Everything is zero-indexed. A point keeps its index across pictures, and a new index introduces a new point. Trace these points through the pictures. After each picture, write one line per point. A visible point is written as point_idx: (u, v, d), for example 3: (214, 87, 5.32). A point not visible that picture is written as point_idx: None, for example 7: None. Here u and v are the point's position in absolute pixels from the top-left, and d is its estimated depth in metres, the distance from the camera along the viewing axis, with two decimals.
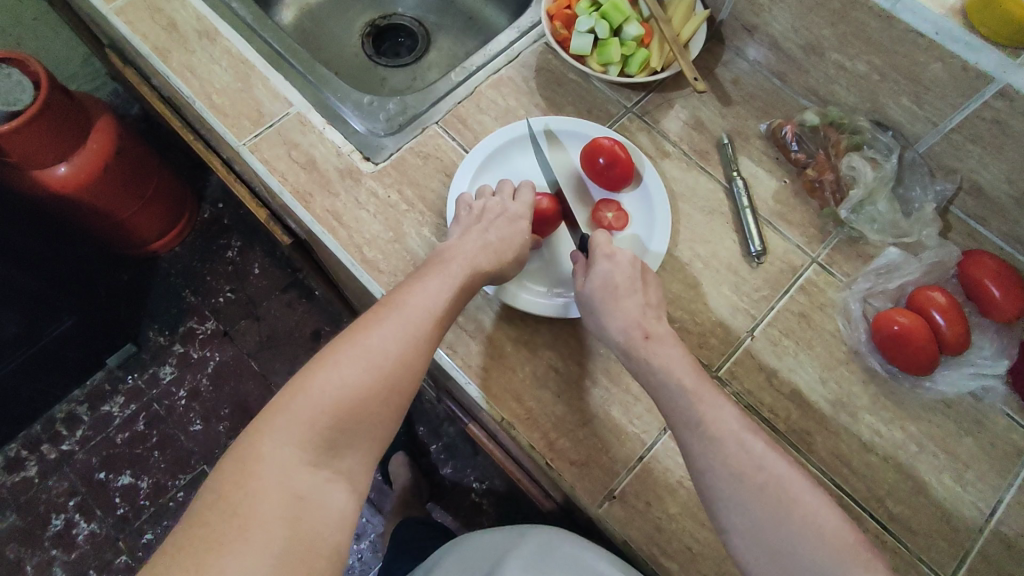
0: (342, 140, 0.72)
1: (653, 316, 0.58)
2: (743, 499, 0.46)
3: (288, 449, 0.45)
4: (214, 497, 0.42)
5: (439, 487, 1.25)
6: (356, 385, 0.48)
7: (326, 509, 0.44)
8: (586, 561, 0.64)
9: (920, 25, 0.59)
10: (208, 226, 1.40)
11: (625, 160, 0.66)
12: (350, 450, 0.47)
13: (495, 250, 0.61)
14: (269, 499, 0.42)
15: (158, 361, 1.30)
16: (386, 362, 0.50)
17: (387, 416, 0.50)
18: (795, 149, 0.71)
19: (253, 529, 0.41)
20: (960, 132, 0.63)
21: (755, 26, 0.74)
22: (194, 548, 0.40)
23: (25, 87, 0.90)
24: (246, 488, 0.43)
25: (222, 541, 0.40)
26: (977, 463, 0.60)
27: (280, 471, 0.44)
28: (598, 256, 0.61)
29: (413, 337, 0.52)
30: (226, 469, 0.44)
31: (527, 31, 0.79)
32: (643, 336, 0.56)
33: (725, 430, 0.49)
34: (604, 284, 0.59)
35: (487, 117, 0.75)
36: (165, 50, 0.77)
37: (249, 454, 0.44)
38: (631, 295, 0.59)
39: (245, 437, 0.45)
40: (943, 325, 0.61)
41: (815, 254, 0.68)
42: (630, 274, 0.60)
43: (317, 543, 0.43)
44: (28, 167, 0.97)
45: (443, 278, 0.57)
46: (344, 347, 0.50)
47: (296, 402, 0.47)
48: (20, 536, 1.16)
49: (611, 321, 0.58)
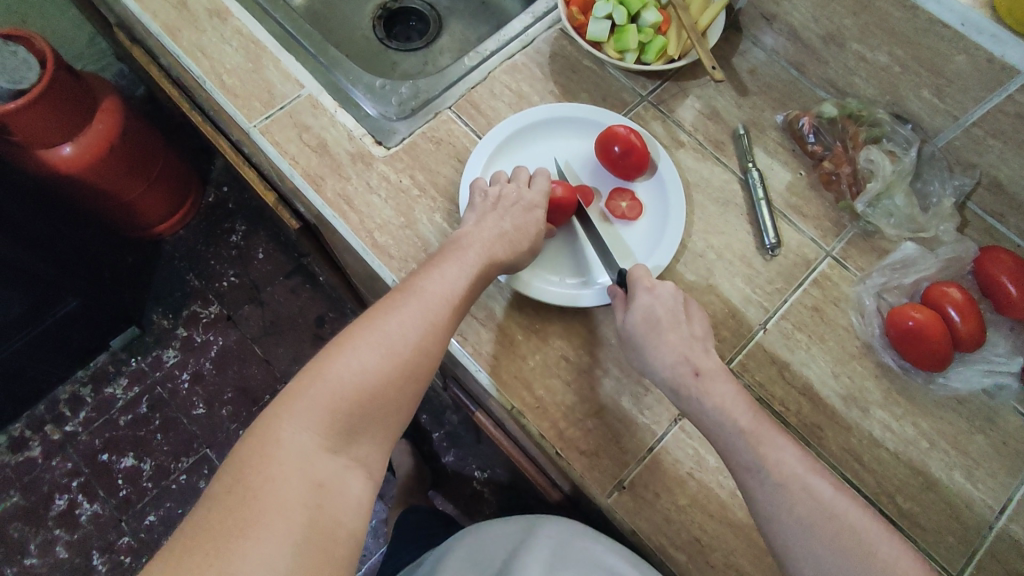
0: (354, 123, 0.72)
1: (700, 350, 0.57)
2: (816, 547, 0.46)
3: (307, 435, 0.44)
4: (232, 481, 0.42)
5: (441, 475, 1.25)
6: (374, 371, 0.48)
7: (345, 495, 0.44)
8: (601, 559, 0.65)
9: (945, 16, 0.57)
10: (213, 209, 1.40)
11: (641, 148, 0.66)
12: (366, 437, 0.47)
13: (511, 240, 0.61)
14: (289, 484, 0.42)
15: (162, 344, 1.30)
16: (404, 350, 0.50)
17: (403, 403, 0.50)
18: (811, 141, 0.71)
19: (275, 514, 0.41)
20: (981, 126, 0.62)
21: (773, 15, 0.72)
22: (214, 531, 0.39)
23: (30, 66, 0.89)
24: (265, 472, 0.42)
25: (243, 525, 0.40)
26: (988, 461, 0.60)
27: (300, 457, 0.44)
28: (639, 288, 0.59)
29: (432, 324, 0.52)
30: (244, 452, 0.43)
31: (542, 16, 0.78)
32: (692, 374, 0.55)
33: (789, 474, 0.49)
34: (647, 318, 0.58)
35: (501, 103, 0.74)
36: (176, 29, 0.76)
37: (267, 438, 0.44)
38: (677, 330, 0.57)
39: (262, 421, 0.45)
40: (958, 321, 0.61)
41: (830, 248, 0.68)
42: (672, 307, 0.58)
43: (337, 529, 0.43)
44: (34, 147, 0.96)
45: (461, 266, 0.57)
46: (362, 333, 0.49)
47: (314, 387, 0.46)
48: (24, 515, 1.17)
49: (658, 358, 0.56)
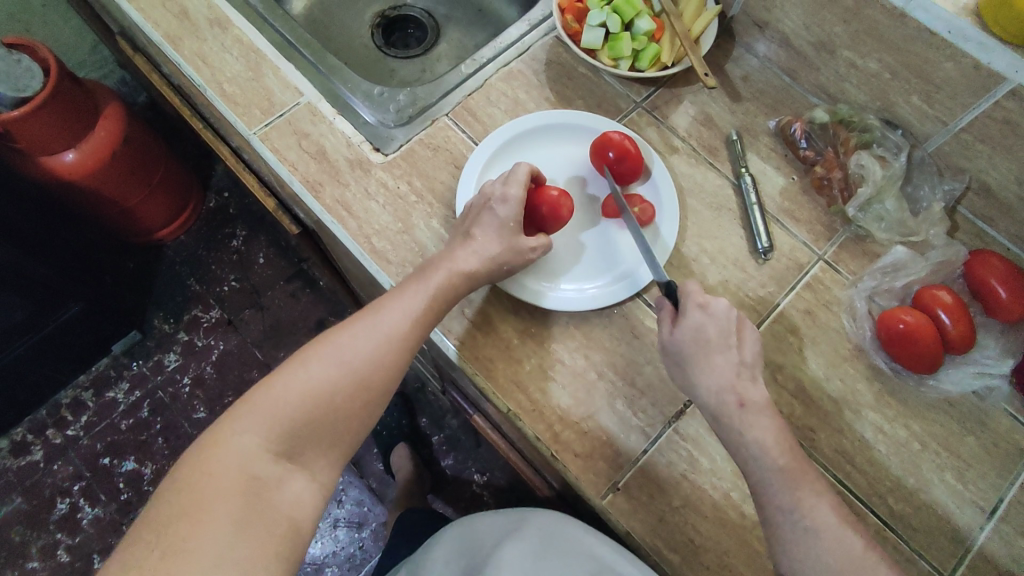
0: (352, 131, 0.73)
1: (747, 378, 0.56)
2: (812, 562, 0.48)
3: (251, 435, 0.50)
4: (182, 473, 0.48)
5: (440, 478, 1.26)
6: (321, 381, 0.52)
7: (281, 491, 0.49)
8: (589, 548, 0.64)
9: (931, 24, 0.59)
10: (214, 214, 1.41)
11: (635, 154, 0.67)
12: (313, 442, 0.52)
13: (486, 251, 0.61)
14: (229, 478, 0.47)
15: (163, 349, 1.31)
16: (354, 362, 0.54)
17: (354, 412, 0.54)
18: (803, 147, 0.72)
19: (212, 502, 0.46)
20: (969, 131, 0.63)
21: (766, 22, 0.73)
22: (162, 511, 0.45)
23: (34, 74, 0.91)
24: (209, 465, 0.48)
25: (187, 507, 0.45)
26: (979, 463, 0.60)
27: (242, 453, 0.49)
28: (691, 304, 0.58)
29: (387, 338, 0.56)
30: (197, 449, 0.49)
31: (538, 24, 0.79)
32: (737, 404, 0.55)
33: None
34: (695, 338, 0.57)
35: (497, 110, 0.75)
36: (177, 38, 0.77)
37: (217, 436, 0.49)
38: (726, 355, 0.57)
39: (217, 423, 0.51)
40: (948, 324, 0.61)
41: (822, 252, 0.69)
42: (724, 328, 0.57)
43: (272, 521, 0.48)
44: (37, 154, 0.98)
45: (428, 278, 0.59)
46: (318, 349, 0.54)
47: (264, 394, 0.52)
48: (25, 519, 1.18)
49: (704, 382, 0.56)
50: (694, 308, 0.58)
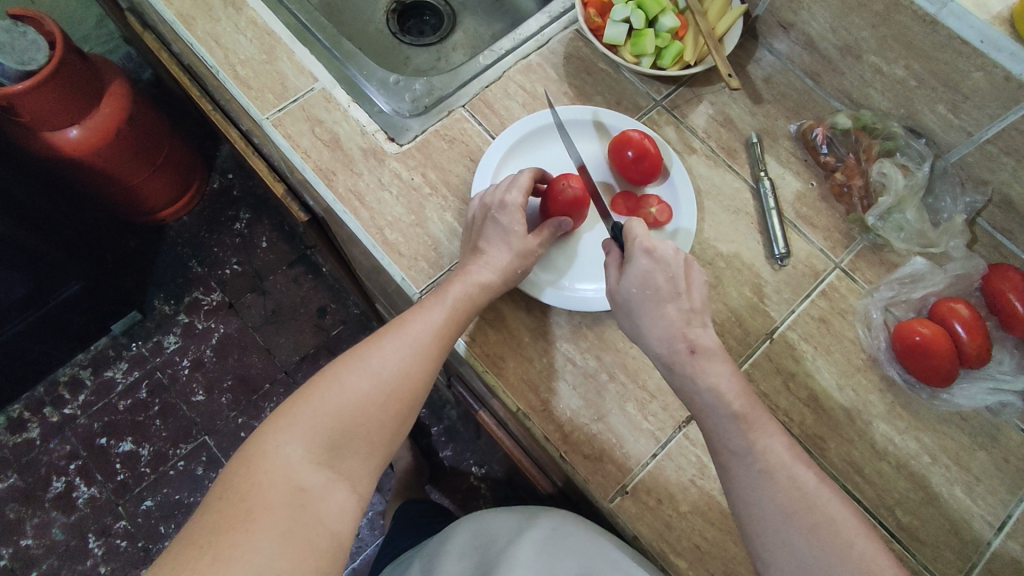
0: (366, 119, 0.71)
1: (697, 325, 0.57)
2: (793, 538, 0.47)
3: (292, 447, 0.49)
4: (227, 486, 0.47)
5: (438, 469, 1.26)
6: (355, 392, 0.53)
7: (325, 502, 0.49)
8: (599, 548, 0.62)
9: (965, 32, 0.58)
10: (217, 196, 1.39)
11: (654, 154, 0.66)
12: (351, 452, 0.52)
13: (499, 262, 0.61)
14: (273, 489, 0.47)
15: (163, 330, 1.29)
16: (386, 372, 0.54)
17: (387, 421, 0.54)
18: (824, 152, 0.71)
19: (262, 511, 0.46)
20: (994, 143, 0.63)
21: (791, 23, 0.72)
22: (212, 525, 0.45)
23: (39, 47, 0.89)
24: (255, 477, 0.47)
25: (237, 519, 0.45)
26: (989, 478, 0.60)
27: (286, 465, 0.48)
28: (637, 251, 0.58)
29: (414, 348, 0.56)
30: (240, 463, 0.49)
31: (558, 16, 0.78)
32: (688, 350, 0.55)
33: (781, 466, 0.50)
34: (644, 287, 0.57)
35: (515, 103, 0.74)
36: (189, 17, 0.75)
37: (257, 450, 0.49)
38: (674, 301, 0.57)
39: (257, 436, 0.50)
40: (964, 337, 0.61)
41: (839, 260, 0.68)
42: (671, 276, 0.57)
43: (316, 534, 0.47)
44: (40, 129, 0.96)
45: (448, 288, 0.59)
46: (348, 362, 0.54)
47: (300, 408, 0.51)
48: (20, 496, 1.17)
49: (653, 332, 0.56)
50: (641, 254, 0.57)
